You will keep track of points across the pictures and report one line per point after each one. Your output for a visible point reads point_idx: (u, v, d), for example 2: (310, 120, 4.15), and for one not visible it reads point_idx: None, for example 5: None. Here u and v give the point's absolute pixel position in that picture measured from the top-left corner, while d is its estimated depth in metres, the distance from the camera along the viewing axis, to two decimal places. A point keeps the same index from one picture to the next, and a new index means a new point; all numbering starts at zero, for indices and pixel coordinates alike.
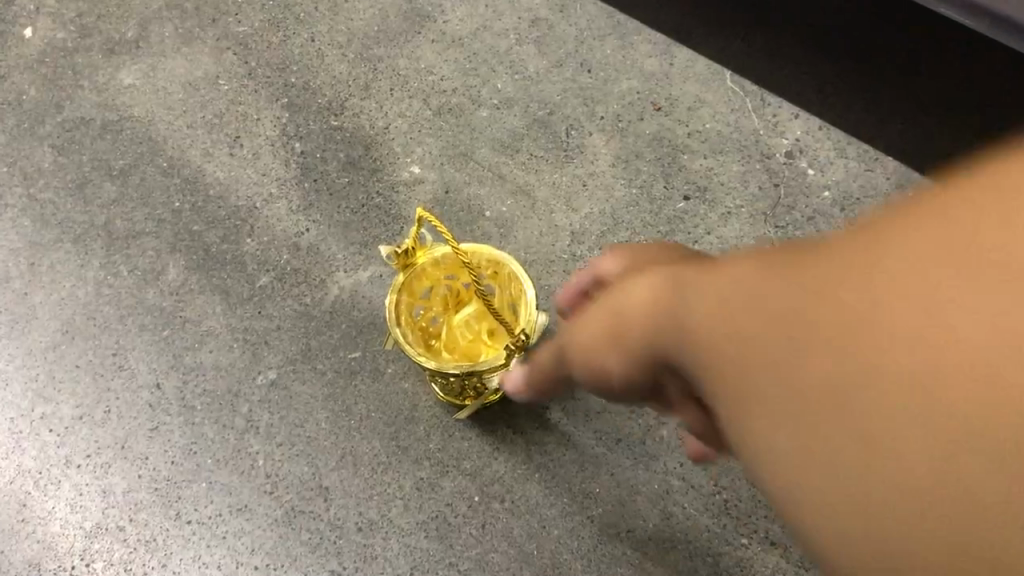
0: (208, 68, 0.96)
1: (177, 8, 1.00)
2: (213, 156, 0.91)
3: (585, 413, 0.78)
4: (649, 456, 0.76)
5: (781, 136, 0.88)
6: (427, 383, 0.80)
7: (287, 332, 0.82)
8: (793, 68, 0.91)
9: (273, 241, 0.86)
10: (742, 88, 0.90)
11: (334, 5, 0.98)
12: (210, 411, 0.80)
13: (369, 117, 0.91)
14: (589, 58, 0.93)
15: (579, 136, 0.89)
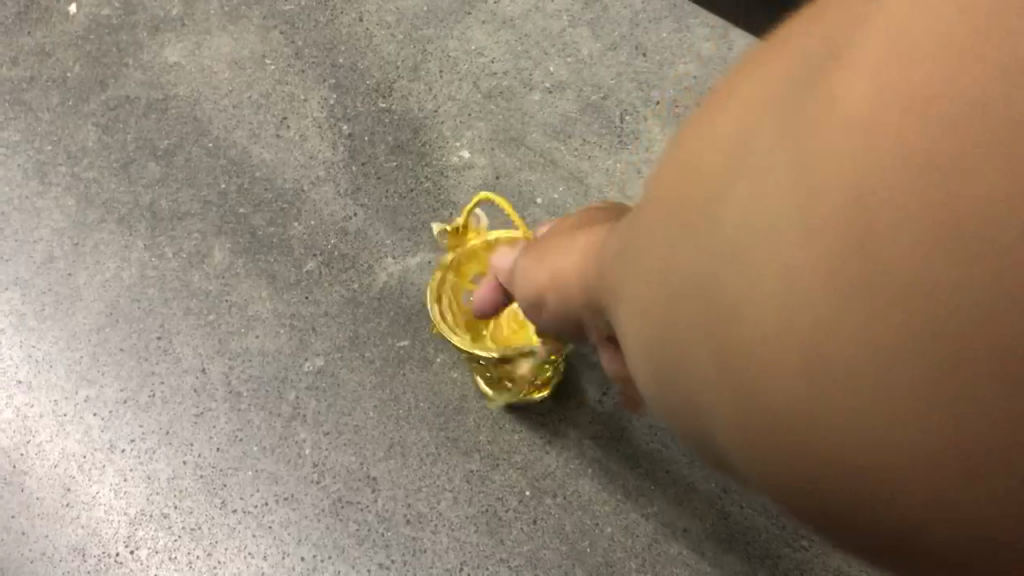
0: (255, 48, 0.89)
1: None
2: (260, 137, 0.86)
3: None
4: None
5: None
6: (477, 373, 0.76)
7: (335, 318, 0.79)
8: None
9: (320, 224, 0.83)
10: None
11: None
12: (256, 397, 0.77)
13: (418, 100, 0.86)
14: (644, 40, 0.86)
15: (634, 121, 0.84)
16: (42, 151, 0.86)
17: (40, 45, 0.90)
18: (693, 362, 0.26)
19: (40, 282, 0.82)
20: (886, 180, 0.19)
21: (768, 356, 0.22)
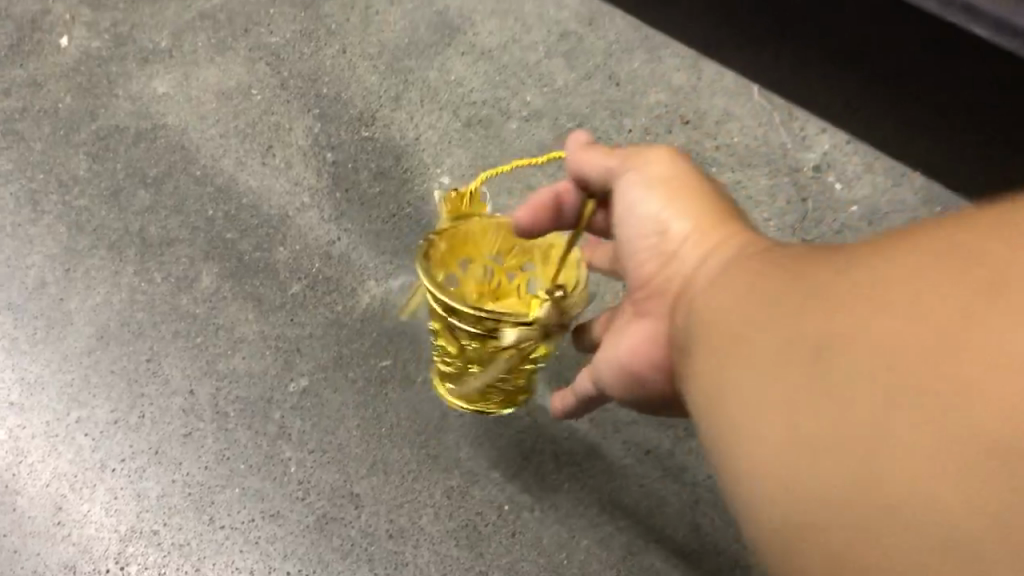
0: (242, 78, 0.92)
1: (211, 18, 0.95)
2: (247, 165, 0.89)
3: (614, 424, 0.78)
4: (676, 468, 0.77)
5: (809, 150, 0.87)
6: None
7: (319, 339, 0.82)
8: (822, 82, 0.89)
9: (304, 248, 0.85)
10: (771, 104, 0.89)
11: (365, 16, 0.95)
12: (243, 417, 0.79)
13: (400, 128, 0.90)
14: (618, 71, 0.91)
15: None
16: (34, 181, 0.88)
17: (33, 77, 0.92)
18: (749, 394, 0.29)
19: (31, 304, 0.83)
20: (950, 425, 0.23)
21: (823, 424, 0.26)
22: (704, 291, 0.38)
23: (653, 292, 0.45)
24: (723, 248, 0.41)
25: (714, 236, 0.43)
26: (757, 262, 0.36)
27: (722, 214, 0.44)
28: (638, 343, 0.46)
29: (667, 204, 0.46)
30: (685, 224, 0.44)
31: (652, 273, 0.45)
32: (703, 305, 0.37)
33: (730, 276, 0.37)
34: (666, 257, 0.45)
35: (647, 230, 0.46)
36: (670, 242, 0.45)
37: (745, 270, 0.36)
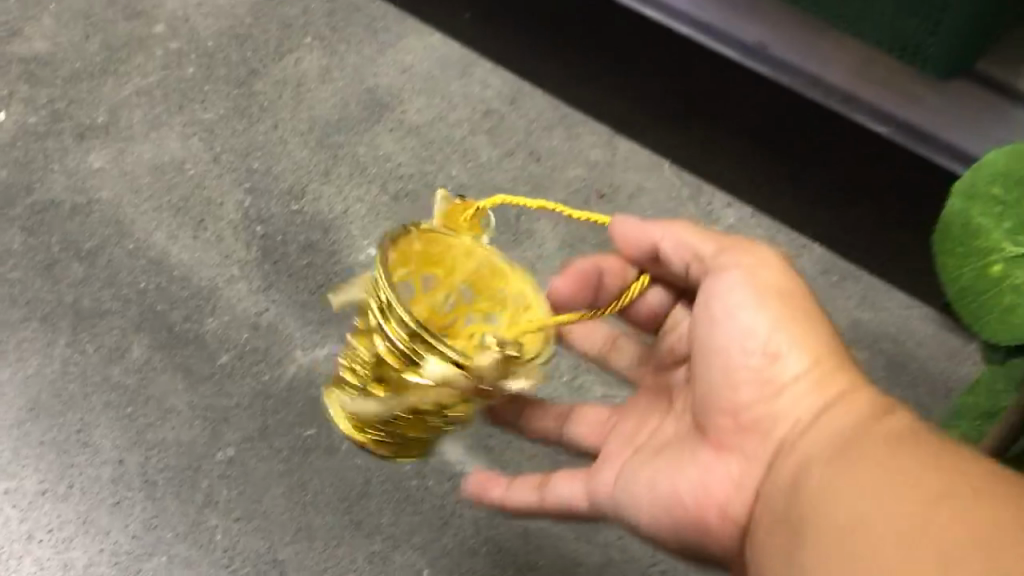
0: (176, 153, 1.01)
1: (147, 96, 1.04)
2: (179, 239, 0.95)
3: None
4: (589, 529, 0.83)
5: (715, 223, 0.97)
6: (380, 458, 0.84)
7: (246, 409, 0.87)
8: (722, 163, 0.99)
9: (233, 320, 0.91)
10: (680, 177, 1.00)
11: (297, 94, 1.05)
12: (171, 485, 0.83)
13: (329, 202, 0.98)
14: (537, 147, 1.02)
15: (528, 221, 0.95)
16: None
17: None
18: None
19: None
20: None
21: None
22: (827, 455, 0.43)
23: (754, 422, 0.49)
24: (841, 409, 0.45)
25: (825, 390, 0.47)
26: (884, 441, 0.41)
27: (833, 361, 0.48)
28: (714, 481, 0.49)
29: (777, 329, 0.48)
30: (800, 363, 0.48)
31: (752, 404, 0.49)
32: (826, 468, 0.42)
33: (849, 451, 0.42)
34: (769, 391, 0.48)
35: (747, 350, 0.49)
36: (774, 377, 0.48)
37: (870, 448, 0.41)
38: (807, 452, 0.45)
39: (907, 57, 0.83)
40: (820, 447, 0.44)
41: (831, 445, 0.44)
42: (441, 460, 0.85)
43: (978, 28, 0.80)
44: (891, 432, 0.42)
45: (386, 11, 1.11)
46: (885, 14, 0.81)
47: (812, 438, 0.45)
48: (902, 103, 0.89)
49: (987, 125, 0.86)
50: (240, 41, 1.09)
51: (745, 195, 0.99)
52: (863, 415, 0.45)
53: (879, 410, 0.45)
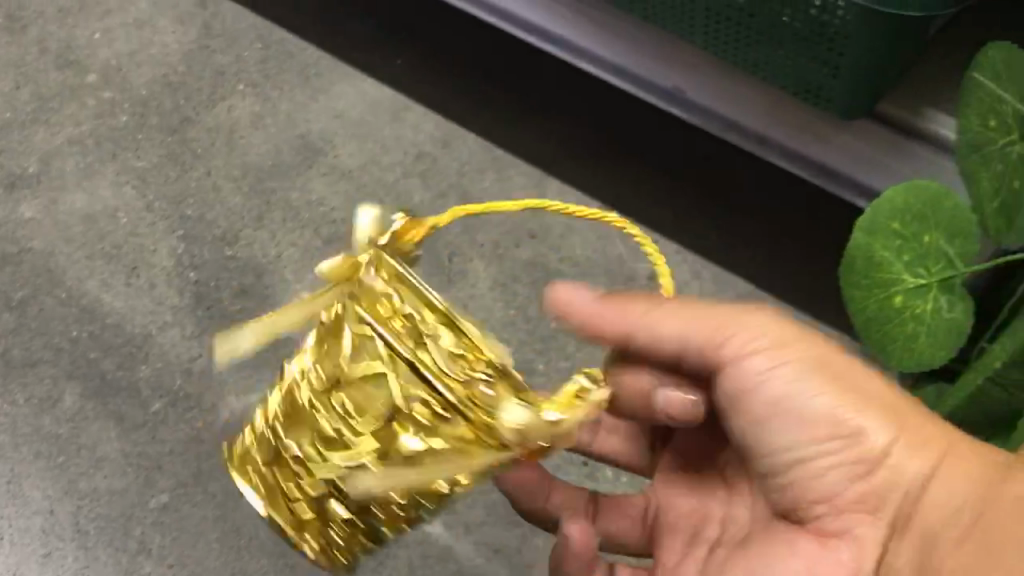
0: (108, 202, 1.03)
1: (79, 145, 1.08)
2: (112, 287, 0.98)
3: (465, 525, 0.85)
4: (523, 565, 0.84)
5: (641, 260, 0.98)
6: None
7: (179, 455, 0.89)
8: (647, 200, 1.02)
9: (166, 366, 0.93)
10: (609, 218, 1.02)
11: (230, 141, 1.07)
12: (103, 534, 0.86)
13: (262, 247, 1.00)
14: (470, 189, 1.03)
15: (461, 261, 0.97)
16: None
17: None
18: None
19: None
20: None
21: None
22: (952, 538, 0.43)
23: (847, 499, 0.46)
24: (949, 478, 0.44)
25: (920, 454, 0.45)
26: (1008, 514, 0.42)
27: (911, 419, 0.46)
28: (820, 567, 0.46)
29: (843, 404, 0.46)
30: (886, 434, 0.45)
31: (839, 483, 0.46)
32: (967, 552, 0.42)
33: (979, 533, 0.42)
34: (859, 468, 0.46)
35: (815, 433, 0.46)
36: (861, 455, 0.45)
37: (1002, 526, 0.41)
38: (933, 535, 0.43)
39: (815, 100, 0.85)
40: (942, 526, 0.43)
41: (958, 526, 0.43)
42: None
43: (881, 72, 0.80)
44: (1022, 497, 0.42)
45: (317, 57, 1.13)
46: (787, 58, 0.83)
47: (929, 516, 0.44)
48: (804, 139, 0.92)
49: (887, 159, 0.88)
50: (173, 89, 1.12)
51: (670, 231, 1.01)
52: (971, 480, 0.44)
53: (979, 467, 0.44)
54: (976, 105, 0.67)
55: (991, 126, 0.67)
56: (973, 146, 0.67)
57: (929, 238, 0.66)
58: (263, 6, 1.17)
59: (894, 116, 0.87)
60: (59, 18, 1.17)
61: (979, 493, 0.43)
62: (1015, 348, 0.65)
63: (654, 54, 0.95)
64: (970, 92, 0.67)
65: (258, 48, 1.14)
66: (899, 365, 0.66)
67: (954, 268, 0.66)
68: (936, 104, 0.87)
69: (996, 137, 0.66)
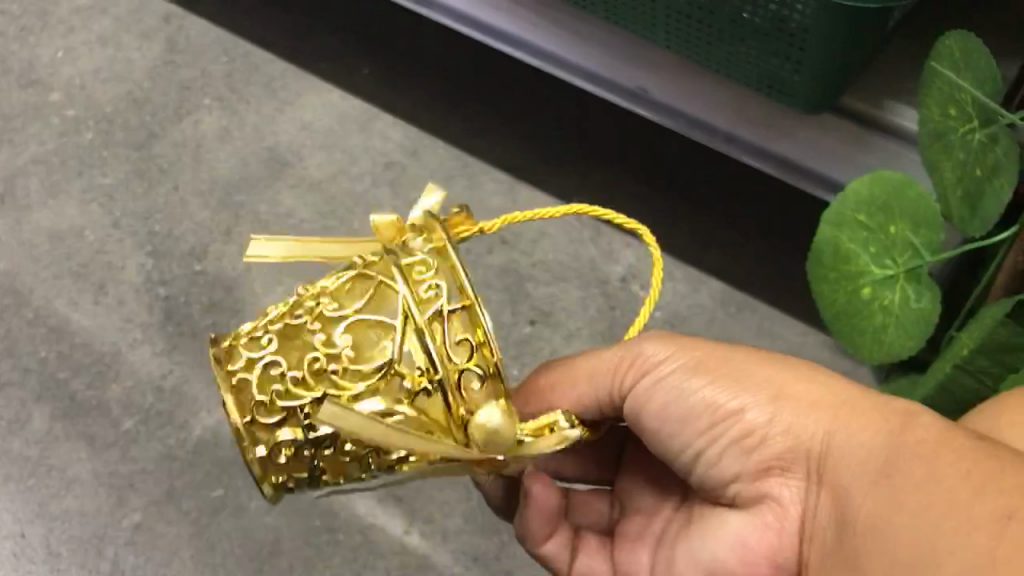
0: (74, 221, 1.02)
1: (44, 163, 1.07)
2: (80, 305, 0.96)
3: (443, 533, 0.84)
4: (502, 571, 0.82)
5: (615, 263, 0.97)
6: (289, 515, 0.85)
7: (152, 473, 0.88)
8: (622, 202, 1.01)
9: (137, 384, 0.92)
10: (579, 221, 0.99)
11: (197, 156, 1.06)
12: (76, 556, 0.84)
13: (232, 261, 0.99)
14: None
15: None
16: None
17: None
18: None
19: None
20: None
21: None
22: (864, 491, 0.41)
23: (764, 476, 0.46)
24: (840, 439, 0.42)
25: (808, 416, 0.44)
26: (923, 455, 0.39)
27: (795, 382, 0.45)
28: (748, 543, 0.46)
29: (723, 391, 0.46)
30: (761, 408, 0.45)
31: (747, 465, 0.46)
32: (877, 506, 0.39)
33: (889, 481, 0.39)
34: (751, 446, 0.46)
35: (707, 421, 0.46)
36: (746, 433, 0.45)
37: (905, 472, 0.39)
38: (836, 492, 0.42)
39: (776, 95, 0.85)
40: (854, 480, 0.41)
41: (865, 476, 0.41)
42: (350, 514, 0.85)
43: (842, 64, 0.80)
44: (916, 446, 0.39)
45: (284, 69, 1.12)
46: (749, 55, 0.82)
47: (834, 472, 0.42)
48: (771, 135, 0.90)
49: (852, 152, 0.87)
50: (138, 105, 1.11)
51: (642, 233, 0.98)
52: (877, 429, 0.42)
53: (894, 414, 0.42)
54: (937, 95, 0.65)
55: (951, 114, 0.66)
56: (937, 136, 0.66)
57: (895, 229, 0.67)
58: (228, 21, 1.17)
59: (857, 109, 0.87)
60: (21, 37, 1.17)
61: (889, 441, 0.41)
62: (982, 337, 0.65)
63: (623, 57, 0.95)
64: (931, 82, 0.65)
65: (224, 62, 1.13)
66: (870, 357, 0.67)
67: (919, 258, 0.67)
68: (897, 96, 0.87)
69: (957, 126, 0.65)
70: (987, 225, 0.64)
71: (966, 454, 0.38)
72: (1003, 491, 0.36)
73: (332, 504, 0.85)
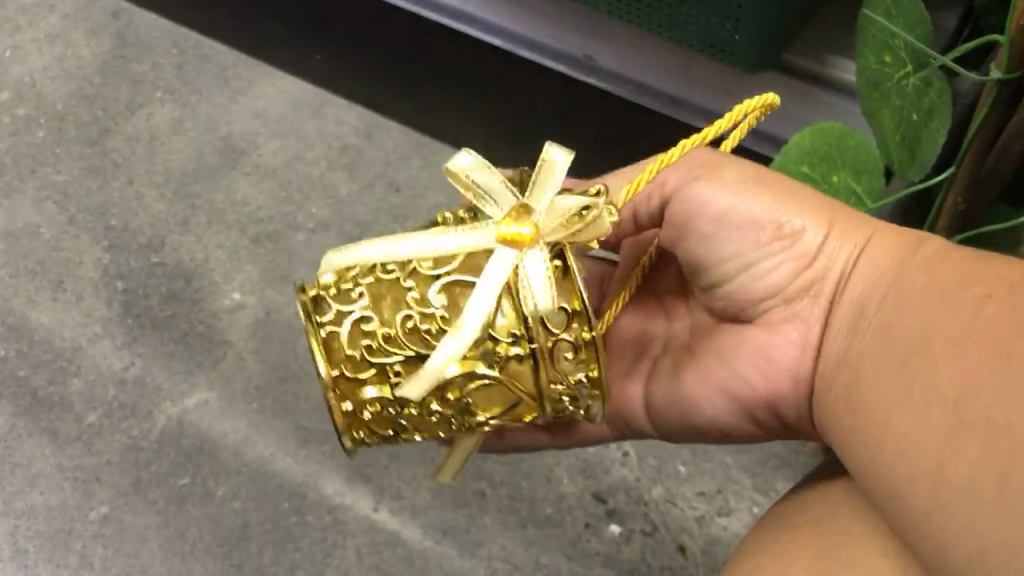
0: (30, 219, 1.01)
1: None
2: (38, 302, 0.95)
3: (412, 510, 0.83)
4: (473, 543, 0.81)
5: None
6: (257, 500, 0.84)
7: (117, 465, 0.86)
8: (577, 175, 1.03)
9: (99, 377, 0.90)
10: None
11: (150, 148, 1.06)
12: (43, 552, 0.82)
13: (189, 250, 0.98)
14: (396, 177, 1.03)
15: None
16: None
17: None
18: (903, 402, 0.36)
19: None
20: None
21: (970, 434, 0.33)
22: (876, 306, 0.42)
23: (796, 298, 0.48)
24: (873, 257, 0.44)
25: (858, 239, 0.46)
26: (930, 266, 0.40)
27: (846, 214, 0.47)
28: (773, 361, 0.49)
29: (778, 210, 0.48)
30: (817, 231, 0.47)
31: (788, 287, 0.48)
32: (883, 315, 0.40)
33: (898, 294, 0.40)
34: (801, 268, 0.48)
35: (763, 239, 0.48)
36: (799, 255, 0.47)
37: (922, 279, 0.39)
38: (855, 309, 0.44)
39: (720, 56, 0.85)
40: (872, 297, 0.43)
41: (885, 288, 0.42)
42: (319, 495, 0.84)
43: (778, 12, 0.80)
44: (934, 253, 0.40)
45: (235, 59, 1.13)
46: (690, 15, 0.83)
47: (857, 295, 0.44)
48: (719, 99, 0.90)
49: (800, 110, 0.88)
50: (89, 101, 1.10)
51: None
52: (891, 256, 0.43)
53: (910, 239, 0.43)
54: (871, 44, 0.65)
55: (886, 62, 0.65)
56: (873, 85, 0.65)
57: (838, 178, 0.67)
58: (179, 15, 1.16)
59: (799, 67, 0.88)
60: None
61: (902, 262, 0.42)
62: None
63: (566, 26, 0.95)
64: (864, 30, 0.65)
65: (173, 54, 1.13)
66: None
67: (863, 206, 0.68)
68: (840, 49, 0.87)
69: (893, 73, 0.65)
70: (926, 170, 0.65)
71: (970, 256, 0.39)
72: (989, 273, 0.36)
73: (301, 486, 0.84)
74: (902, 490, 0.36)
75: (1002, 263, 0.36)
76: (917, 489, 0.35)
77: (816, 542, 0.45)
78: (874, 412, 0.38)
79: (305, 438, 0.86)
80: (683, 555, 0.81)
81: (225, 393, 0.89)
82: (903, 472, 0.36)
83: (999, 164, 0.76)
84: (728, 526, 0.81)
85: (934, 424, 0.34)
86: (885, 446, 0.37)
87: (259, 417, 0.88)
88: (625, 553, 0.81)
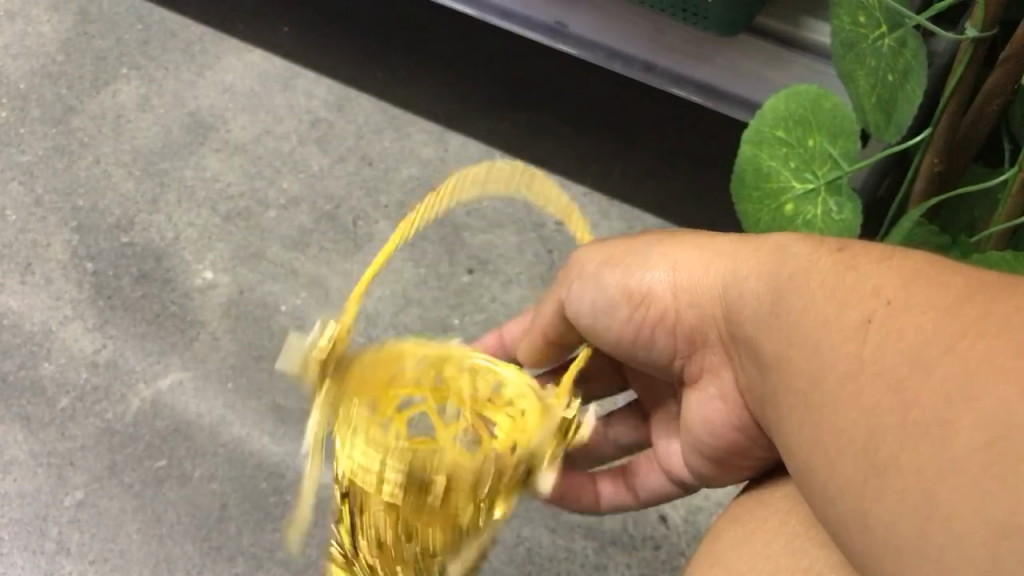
0: None
1: None
2: (5, 286, 0.92)
3: None
4: None
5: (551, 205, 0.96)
6: (234, 481, 0.81)
7: (91, 450, 0.83)
8: (553, 143, 1.01)
9: (70, 361, 0.88)
10: (511, 166, 0.99)
11: (117, 126, 1.03)
12: (18, 539, 0.79)
13: (159, 230, 0.95)
14: (368, 150, 1.01)
15: (366, 226, 0.95)
16: None
17: None
18: (815, 451, 0.35)
19: None
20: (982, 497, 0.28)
21: (884, 479, 0.32)
22: (762, 332, 0.40)
23: (696, 349, 0.47)
24: (733, 285, 0.43)
25: (707, 276, 0.44)
26: (796, 284, 0.38)
27: (695, 249, 0.46)
28: (710, 423, 0.48)
29: (631, 270, 0.48)
30: (667, 283, 0.46)
31: (680, 340, 0.48)
32: (769, 342, 0.39)
33: (775, 322, 0.39)
34: (671, 321, 0.47)
35: (628, 306, 0.48)
36: (664, 305, 0.47)
37: (788, 308, 0.38)
38: (740, 343, 0.43)
39: (694, 18, 0.83)
40: (752, 330, 0.41)
41: (759, 321, 0.40)
42: (297, 474, 0.82)
43: None
44: (789, 273, 0.39)
45: (201, 32, 1.10)
46: None
47: (733, 321, 0.43)
48: (690, 63, 0.90)
49: (769, 74, 0.86)
50: (53, 78, 1.07)
51: (579, 176, 0.98)
52: (754, 268, 0.41)
53: (768, 248, 0.42)
54: (847, 4, 0.62)
55: (859, 22, 0.63)
56: (847, 45, 0.63)
57: (814, 141, 0.66)
58: None
59: (772, 29, 0.85)
60: None
61: (767, 276, 0.40)
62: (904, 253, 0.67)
63: None
64: None
65: (139, 29, 1.11)
66: None
67: (839, 169, 0.66)
68: (811, 11, 0.85)
69: (867, 33, 0.63)
70: (902, 132, 0.63)
71: (828, 269, 0.37)
72: (863, 294, 0.35)
73: (279, 466, 0.82)
74: (843, 542, 0.35)
75: (874, 279, 0.35)
76: (853, 540, 0.34)
77: (795, 520, 0.43)
78: (794, 454, 0.37)
79: (282, 418, 0.85)
80: (666, 525, 0.80)
81: (199, 372, 0.87)
82: (833, 517, 0.35)
83: (976, 123, 0.76)
84: (709, 494, 0.81)
85: (850, 474, 0.33)
86: (814, 489, 0.36)
87: (234, 398, 0.85)
88: (607, 523, 0.80)
